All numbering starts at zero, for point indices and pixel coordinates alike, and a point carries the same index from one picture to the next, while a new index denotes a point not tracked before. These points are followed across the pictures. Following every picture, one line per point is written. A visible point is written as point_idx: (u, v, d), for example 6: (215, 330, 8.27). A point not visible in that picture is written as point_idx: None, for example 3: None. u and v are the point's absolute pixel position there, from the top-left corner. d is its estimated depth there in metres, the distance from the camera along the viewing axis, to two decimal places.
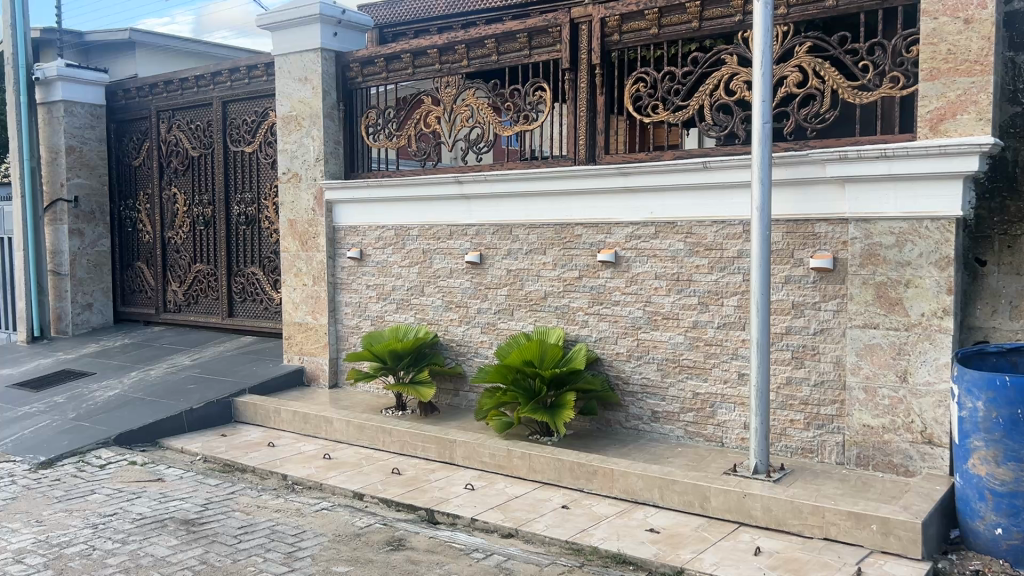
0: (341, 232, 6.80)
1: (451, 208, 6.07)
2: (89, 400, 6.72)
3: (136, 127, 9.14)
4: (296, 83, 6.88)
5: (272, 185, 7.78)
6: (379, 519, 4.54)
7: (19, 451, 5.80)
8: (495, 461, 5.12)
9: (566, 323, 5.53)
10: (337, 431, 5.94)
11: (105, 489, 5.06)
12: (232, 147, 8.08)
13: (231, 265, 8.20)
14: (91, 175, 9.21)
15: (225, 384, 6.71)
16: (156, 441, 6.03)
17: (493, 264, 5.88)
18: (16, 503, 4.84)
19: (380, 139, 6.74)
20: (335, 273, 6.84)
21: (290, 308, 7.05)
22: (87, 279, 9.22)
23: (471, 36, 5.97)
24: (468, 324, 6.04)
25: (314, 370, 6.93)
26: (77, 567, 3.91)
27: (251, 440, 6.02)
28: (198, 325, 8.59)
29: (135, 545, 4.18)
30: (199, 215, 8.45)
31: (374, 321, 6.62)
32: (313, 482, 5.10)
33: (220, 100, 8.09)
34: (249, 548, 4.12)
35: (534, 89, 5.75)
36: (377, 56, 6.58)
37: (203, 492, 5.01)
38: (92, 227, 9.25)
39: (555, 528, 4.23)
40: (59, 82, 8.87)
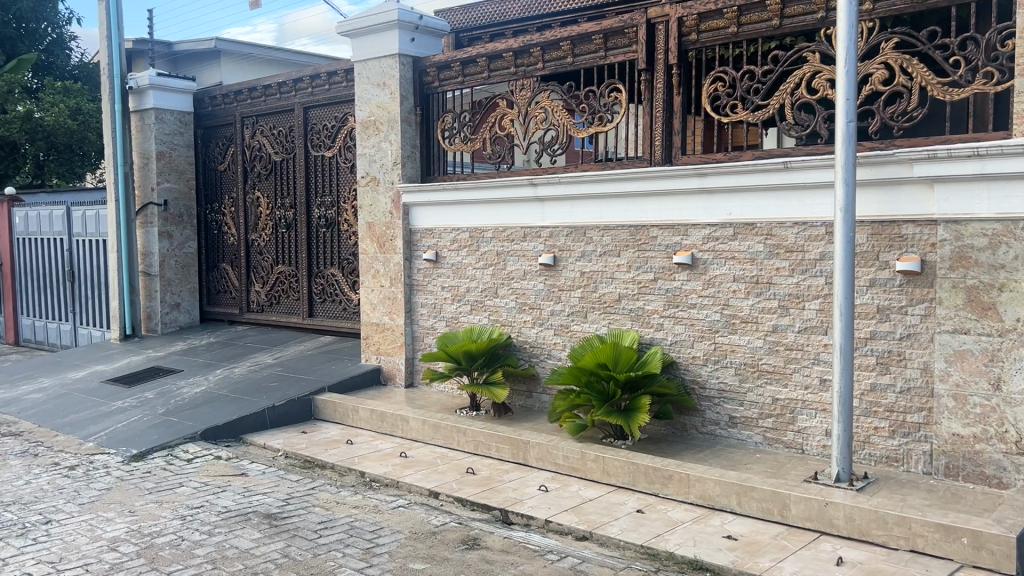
0: (417, 234, 6.89)
1: (525, 210, 6.09)
2: (177, 396, 6.99)
3: (222, 132, 9.46)
4: (375, 88, 7.01)
5: (350, 188, 7.94)
6: (455, 518, 4.59)
7: (113, 444, 6.07)
8: (569, 463, 5.12)
9: (640, 325, 5.49)
10: (413, 430, 6.03)
11: (192, 482, 5.25)
12: (313, 152, 8.29)
13: (312, 267, 8.40)
14: (179, 178, 9.56)
15: (305, 382, 6.88)
16: (240, 436, 6.23)
17: (567, 266, 5.87)
18: (110, 493, 5.07)
19: (456, 142, 6.81)
20: (411, 275, 6.94)
21: (368, 309, 7.19)
22: (175, 280, 9.57)
23: (546, 38, 5.99)
24: (541, 325, 6.05)
25: (390, 370, 7.05)
26: (167, 556, 4.06)
27: (330, 437, 6.16)
28: (279, 324, 8.84)
29: (221, 537, 4.32)
30: (281, 218, 8.69)
31: (449, 322, 6.69)
32: (389, 480, 5.19)
33: (302, 105, 8.31)
34: (329, 543, 4.22)
35: (609, 90, 5.73)
36: (453, 61, 6.65)
37: (285, 488, 5.15)
38: (181, 229, 9.59)
39: (630, 532, 4.20)
40: (151, 91, 9.26)
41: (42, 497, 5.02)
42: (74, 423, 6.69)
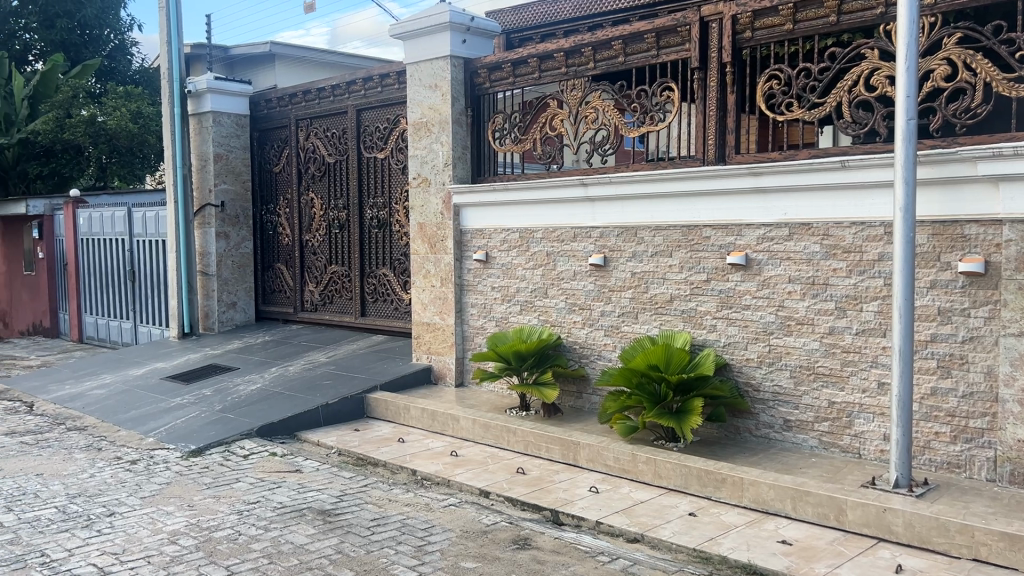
0: (468, 234, 6.93)
1: (576, 210, 6.08)
2: (233, 393, 7.13)
3: (277, 135, 9.63)
4: (427, 90, 7.07)
5: (402, 189, 8.01)
6: (505, 518, 4.60)
7: (173, 439, 6.22)
8: (620, 465, 5.09)
9: (693, 326, 5.43)
10: (463, 430, 6.06)
11: (248, 477, 5.35)
12: (366, 154, 8.39)
13: (364, 267, 8.50)
14: (235, 180, 9.76)
15: (357, 381, 6.97)
16: (295, 433, 6.33)
17: (618, 266, 5.84)
18: (170, 488, 5.19)
19: (506, 143, 6.82)
20: (461, 275, 6.98)
21: (419, 308, 7.25)
22: (232, 280, 9.77)
23: (598, 38, 5.96)
24: (592, 326, 6.03)
25: (441, 369, 7.09)
26: (225, 550, 4.15)
27: (382, 435, 6.23)
28: (332, 324, 8.96)
29: (276, 532, 4.40)
30: (335, 219, 8.81)
31: (499, 322, 6.71)
32: (440, 479, 5.23)
33: (355, 108, 8.41)
34: (382, 540, 4.26)
35: (661, 89, 5.69)
36: (505, 62, 6.67)
37: (338, 485, 5.22)
38: (237, 230, 9.79)
39: (682, 536, 4.17)
40: (209, 94, 9.45)
41: (105, 490, 5.17)
42: (135, 419, 6.87)
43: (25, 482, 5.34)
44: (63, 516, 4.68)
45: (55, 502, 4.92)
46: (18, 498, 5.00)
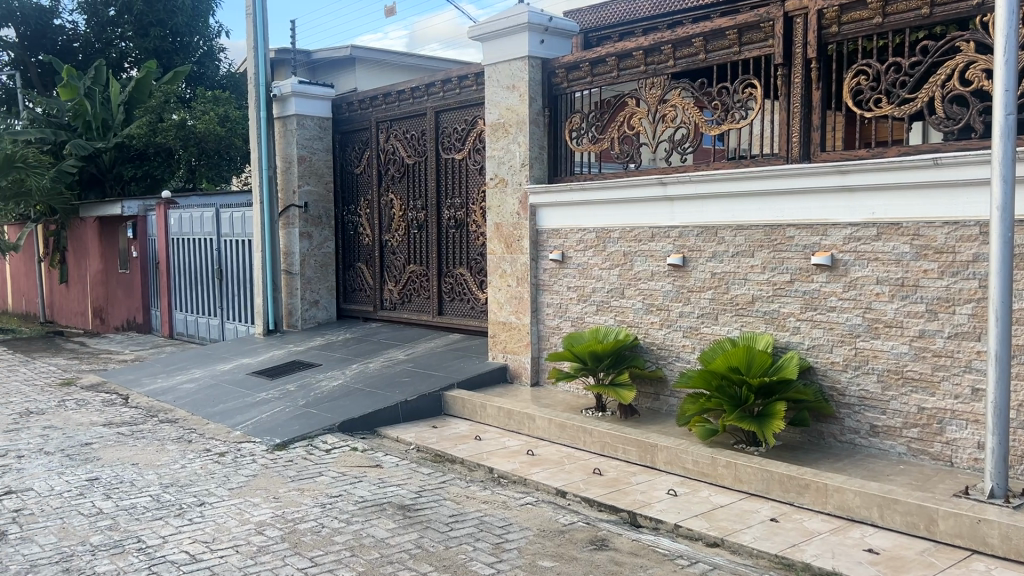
0: (545, 234, 6.94)
1: (654, 210, 6.02)
2: (316, 389, 7.31)
3: (358, 137, 9.82)
4: (505, 91, 7.11)
5: (479, 189, 8.08)
6: (583, 518, 4.60)
7: (259, 433, 6.43)
8: (699, 468, 5.03)
9: (775, 328, 5.33)
10: (539, 429, 6.07)
11: (330, 472, 5.48)
12: (444, 155, 8.48)
13: (442, 267, 8.61)
14: (319, 181, 10.00)
15: (435, 379, 7.06)
16: (375, 429, 6.45)
17: (697, 267, 5.77)
18: (257, 479, 5.36)
19: (583, 142, 6.81)
20: (538, 275, 6.99)
21: (495, 308, 7.30)
22: (315, 279, 10.02)
23: (678, 35, 5.90)
24: (670, 327, 5.97)
25: (517, 368, 7.12)
26: (309, 541, 4.27)
27: (459, 433, 6.30)
28: (410, 322, 9.10)
29: (358, 525, 4.49)
30: (414, 219, 8.94)
31: (575, 322, 6.70)
32: (518, 477, 5.25)
33: (434, 109, 8.53)
34: (460, 537, 4.31)
35: (743, 86, 5.59)
36: (583, 61, 6.66)
37: (417, 481, 5.30)
38: (320, 230, 10.04)
39: (763, 541, 4.09)
40: (294, 98, 9.70)
41: (196, 480, 5.37)
42: (223, 412, 7.11)
43: (122, 471, 5.59)
44: (157, 504, 4.89)
45: (150, 491, 5.14)
46: (117, 486, 5.24)
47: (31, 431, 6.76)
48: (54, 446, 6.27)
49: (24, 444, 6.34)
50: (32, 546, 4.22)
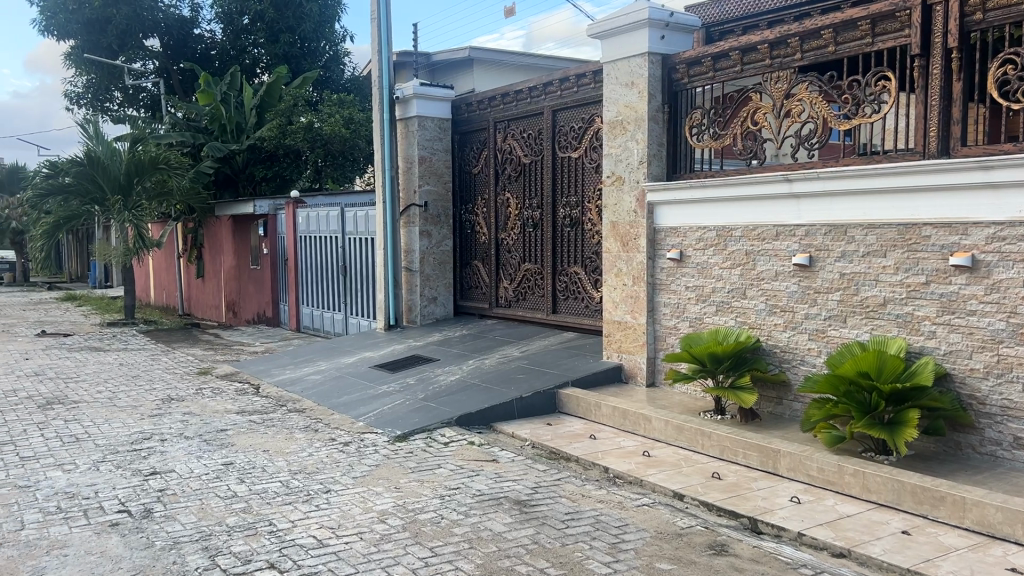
0: (662, 233, 6.84)
1: (779, 208, 5.84)
2: (434, 383, 7.48)
3: (477, 137, 9.96)
4: (623, 88, 7.06)
5: (595, 188, 8.05)
6: (700, 522, 4.52)
7: (380, 424, 6.64)
8: (824, 476, 4.85)
9: (908, 333, 5.08)
10: (656, 430, 6.00)
11: (449, 464, 5.60)
12: (560, 153, 8.50)
13: (557, 265, 8.63)
14: (438, 181, 10.21)
15: (551, 377, 7.09)
16: (491, 425, 6.54)
17: (824, 267, 5.57)
18: (378, 469, 5.54)
19: (704, 139, 6.68)
20: (655, 274, 6.91)
21: (610, 307, 7.27)
22: (433, 276, 10.24)
23: (806, 28, 5.70)
24: (794, 329, 5.78)
25: (632, 368, 7.07)
26: (429, 532, 4.37)
27: (574, 431, 6.30)
28: (526, 320, 9.17)
29: (476, 518, 4.57)
30: (530, 218, 9.00)
31: (693, 323, 6.59)
32: (634, 478, 5.21)
33: (551, 108, 8.56)
34: (576, 534, 4.32)
35: (877, 79, 5.35)
36: (704, 56, 6.54)
37: (533, 477, 5.34)
38: (439, 228, 10.25)
39: (893, 554, 3.91)
40: (415, 100, 9.95)
41: (322, 468, 5.59)
42: (346, 404, 7.38)
43: (254, 456, 5.89)
44: (287, 490, 5.12)
45: (280, 477, 5.39)
46: (250, 471, 5.52)
47: (173, 416, 7.21)
48: (194, 430, 6.67)
49: (167, 428, 6.77)
50: (175, 524, 4.51)
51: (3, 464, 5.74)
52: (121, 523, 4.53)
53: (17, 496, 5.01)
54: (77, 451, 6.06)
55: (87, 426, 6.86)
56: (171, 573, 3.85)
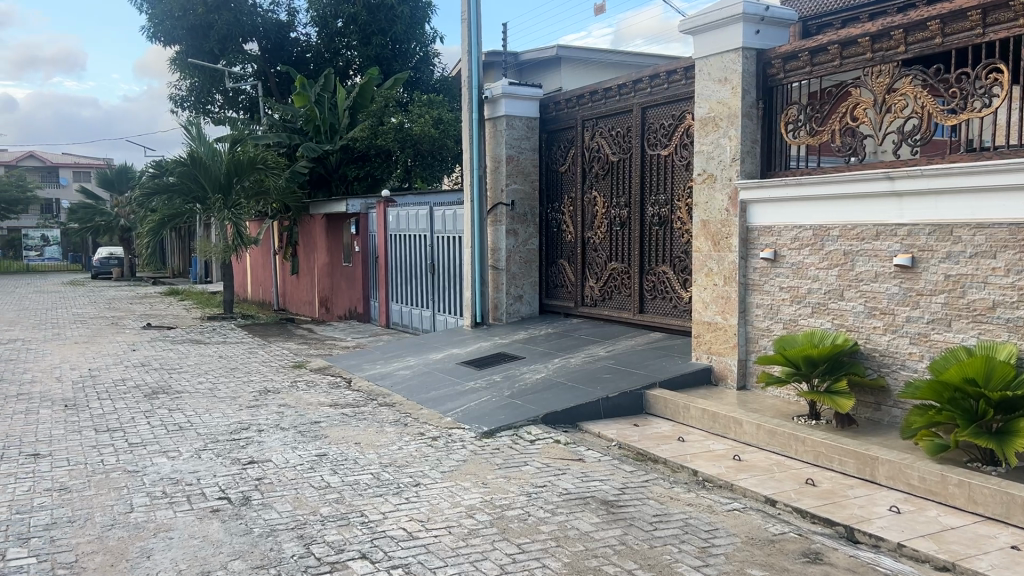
0: (755, 232, 6.69)
1: (879, 207, 5.64)
2: (520, 380, 7.52)
3: (564, 135, 9.95)
4: (716, 84, 6.93)
5: (685, 186, 7.93)
6: (794, 529, 4.40)
7: (467, 420, 6.71)
8: (926, 485, 4.65)
9: (1019, 338, 4.83)
10: (747, 434, 5.88)
11: (535, 462, 5.61)
12: (650, 151, 8.41)
13: (644, 264, 8.54)
14: (525, 180, 10.25)
15: (638, 377, 7.02)
16: (577, 423, 6.53)
17: (928, 268, 5.34)
18: (466, 465, 5.59)
19: (800, 136, 6.50)
20: (747, 274, 6.77)
21: (700, 307, 7.15)
22: (519, 274, 10.29)
23: (910, 19, 5.48)
24: (894, 332, 5.57)
25: (722, 370, 6.94)
26: (516, 529, 4.39)
27: (662, 432, 6.23)
28: (612, 319, 9.11)
29: (563, 517, 4.56)
30: (617, 216, 8.94)
31: (787, 325, 6.43)
32: (723, 482, 5.11)
33: (640, 106, 8.48)
34: (665, 537, 4.27)
35: (986, 71, 5.09)
36: (801, 51, 6.37)
37: (620, 477, 5.31)
38: (525, 227, 10.30)
39: (1002, 570, 3.71)
40: (504, 99, 9.99)
41: (411, 462, 5.68)
42: (434, 399, 7.49)
43: (347, 449, 6.03)
44: (377, 482, 5.22)
45: (371, 469, 5.51)
46: (342, 462, 5.66)
47: (270, 408, 7.46)
48: (289, 422, 6.88)
49: (264, 419, 7.01)
50: (272, 512, 4.66)
51: (113, 449, 6.05)
52: (221, 509, 4.71)
53: (127, 480, 5.28)
54: (181, 439, 6.34)
55: (190, 415, 7.16)
56: (268, 559, 3.98)
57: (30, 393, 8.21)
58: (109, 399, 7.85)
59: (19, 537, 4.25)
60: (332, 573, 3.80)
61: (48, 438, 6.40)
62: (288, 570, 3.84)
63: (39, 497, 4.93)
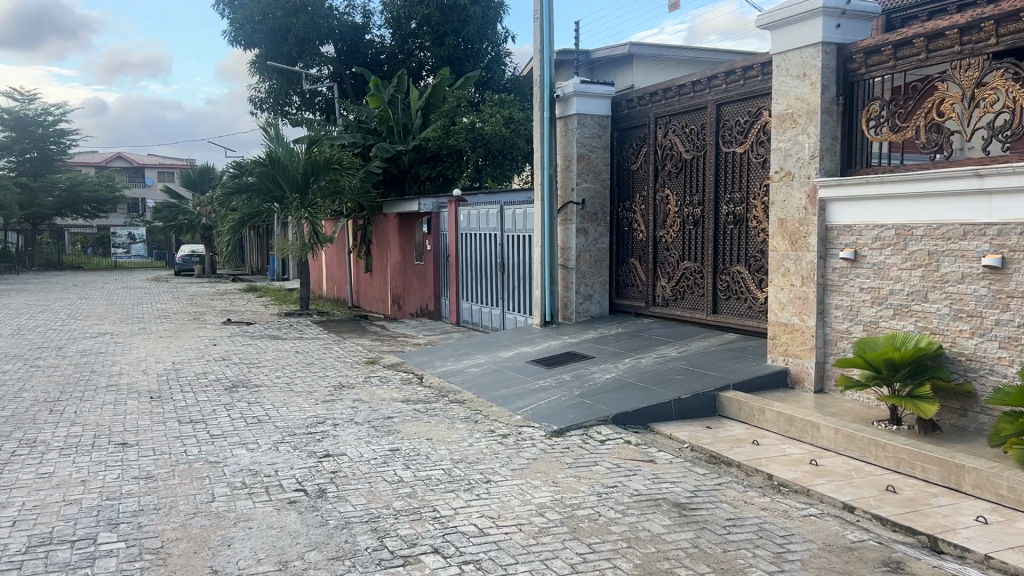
0: (835, 231, 6.52)
1: (967, 205, 5.43)
2: (591, 380, 7.50)
3: (637, 133, 9.87)
4: (795, 80, 6.78)
5: (761, 184, 7.79)
6: (873, 537, 4.27)
7: (537, 418, 6.73)
8: (1015, 496, 4.45)
9: None
10: (824, 438, 5.73)
11: (606, 462, 5.59)
12: (724, 149, 8.28)
13: (718, 264, 8.41)
14: (596, 179, 10.20)
15: (711, 378, 6.92)
16: (649, 424, 6.48)
17: (1020, 269, 5.12)
18: (536, 463, 5.61)
19: (882, 132, 6.31)
20: (826, 274, 6.60)
21: (776, 308, 7.01)
22: (589, 273, 10.25)
23: (1002, 9, 5.27)
24: (982, 336, 5.36)
25: (798, 373, 6.78)
26: (587, 528, 4.38)
27: (736, 435, 6.13)
28: (684, 319, 9.01)
29: (634, 518, 4.54)
30: (690, 215, 8.83)
31: (867, 327, 6.25)
32: (800, 486, 5.00)
33: (715, 102, 8.35)
34: (739, 541, 4.20)
35: None
36: (885, 44, 6.19)
37: (692, 480, 5.24)
38: (596, 225, 10.26)
39: None
40: (576, 97, 9.96)
41: (482, 459, 5.73)
42: (504, 397, 7.53)
43: (419, 444, 6.11)
44: (449, 478, 5.28)
45: (442, 465, 5.57)
46: (414, 457, 5.74)
47: (344, 403, 7.61)
48: (363, 417, 7.01)
49: (338, 413, 7.16)
50: (346, 505, 4.75)
51: (196, 440, 6.26)
52: (298, 501, 4.83)
53: (209, 470, 5.46)
54: (260, 431, 6.53)
55: (268, 408, 7.36)
56: (343, 551, 4.06)
57: (119, 384, 8.57)
58: (192, 391, 8.14)
59: (109, 522, 4.45)
60: (405, 566, 3.86)
61: (135, 428, 6.67)
62: (362, 562, 3.91)
63: (128, 484, 5.15)
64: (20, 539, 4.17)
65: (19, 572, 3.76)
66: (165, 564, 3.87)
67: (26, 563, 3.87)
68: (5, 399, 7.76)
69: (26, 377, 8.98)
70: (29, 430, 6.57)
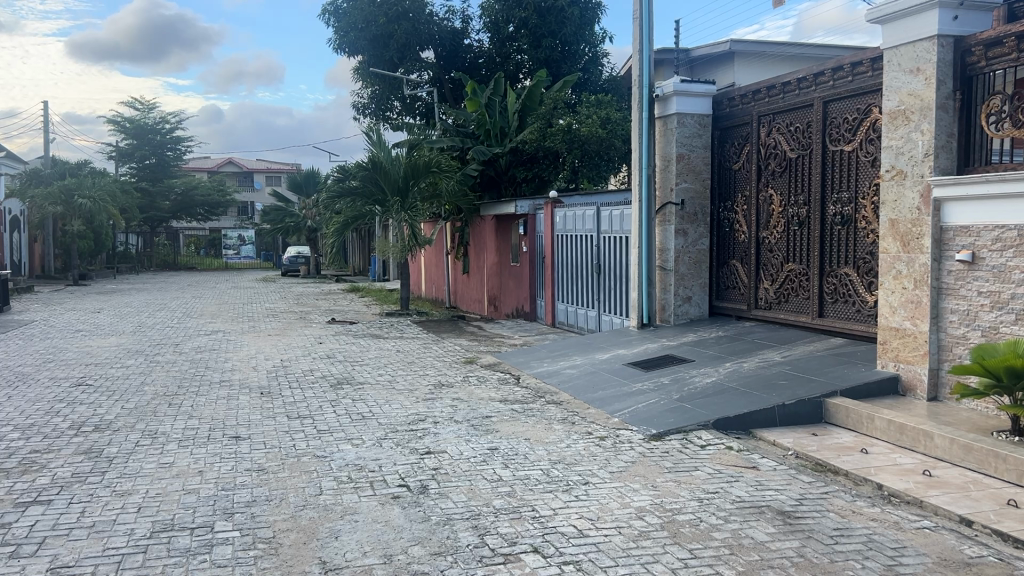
0: (950, 232, 6.24)
1: None
2: (690, 384, 7.40)
3: (738, 133, 9.70)
4: (908, 75, 6.52)
5: (870, 183, 7.52)
6: (993, 552, 4.06)
7: (635, 421, 6.71)
8: None
9: None
10: (939, 448, 5.49)
11: (707, 467, 5.52)
12: (831, 147, 8.03)
13: (824, 265, 8.17)
14: (696, 179, 10.06)
15: (816, 384, 6.72)
16: (751, 430, 6.36)
17: None
18: (635, 466, 5.58)
19: (1003, 128, 5.96)
20: (940, 277, 6.33)
21: (887, 312, 6.76)
22: (688, 275, 10.12)
23: None
24: None
25: (910, 380, 6.51)
26: (688, 533, 4.34)
27: (842, 443, 5.94)
28: (788, 322, 8.78)
29: (737, 524, 4.46)
30: (794, 215, 8.62)
31: (986, 333, 5.95)
32: (912, 498, 4.81)
33: (821, 99, 8.12)
34: (846, 552, 4.08)
35: None
36: (1007, 36, 5.90)
37: (797, 487, 5.12)
38: (695, 226, 10.11)
39: None
40: (675, 97, 9.83)
41: (580, 460, 5.74)
42: (601, 399, 7.53)
43: (517, 444, 6.18)
44: (548, 478, 5.32)
45: (540, 465, 5.62)
46: (513, 457, 5.82)
47: (444, 401, 7.77)
48: (462, 415, 7.14)
49: (438, 412, 7.30)
50: (448, 502, 4.85)
51: (304, 435, 6.51)
52: (401, 496, 4.96)
53: (316, 464, 5.67)
54: (365, 427, 6.75)
55: (371, 406, 7.57)
56: (445, 547, 4.15)
57: (231, 380, 8.98)
58: (300, 388, 8.46)
59: (225, 511, 4.67)
60: (506, 564, 3.92)
61: (247, 423, 6.98)
62: (463, 559, 3.99)
63: (242, 476, 5.40)
64: (145, 525, 4.44)
65: (145, 556, 4.01)
66: (276, 554, 4.05)
67: (150, 547, 4.12)
68: (128, 392, 8.25)
69: (147, 372, 9.52)
70: (150, 422, 6.97)
